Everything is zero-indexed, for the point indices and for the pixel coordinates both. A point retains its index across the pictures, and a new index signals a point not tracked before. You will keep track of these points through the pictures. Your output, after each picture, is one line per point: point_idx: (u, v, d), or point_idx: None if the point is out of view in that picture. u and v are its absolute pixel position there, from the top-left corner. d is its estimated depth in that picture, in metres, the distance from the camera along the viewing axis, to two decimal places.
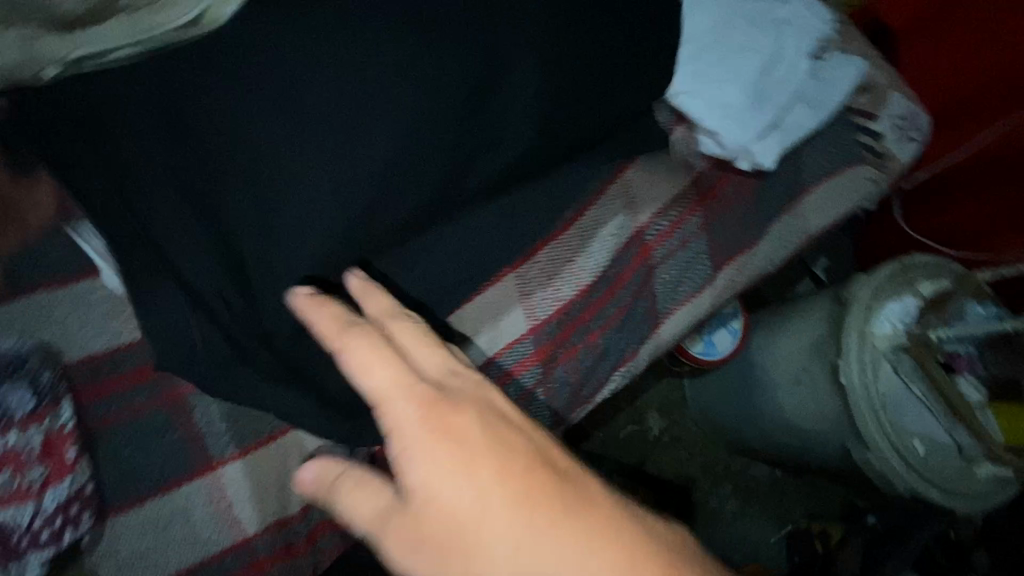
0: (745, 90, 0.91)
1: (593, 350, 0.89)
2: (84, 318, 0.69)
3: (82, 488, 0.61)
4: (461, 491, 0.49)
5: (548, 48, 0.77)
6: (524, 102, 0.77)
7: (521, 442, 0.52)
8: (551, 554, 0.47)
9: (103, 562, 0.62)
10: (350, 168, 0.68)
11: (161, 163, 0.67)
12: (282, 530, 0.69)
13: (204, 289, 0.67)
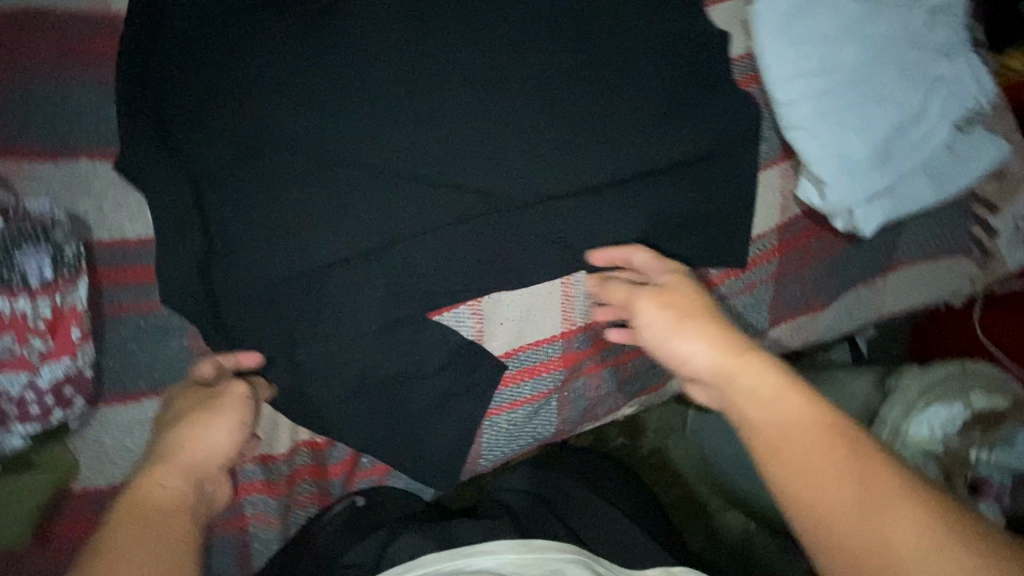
0: (871, 145, 0.81)
1: (620, 370, 0.85)
2: (120, 198, 0.64)
3: (78, 372, 0.60)
4: (695, 345, 0.61)
5: (651, 68, 0.78)
6: (614, 113, 0.76)
7: (771, 374, 0.55)
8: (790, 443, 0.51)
9: (86, 445, 0.62)
10: (442, 135, 0.70)
11: (207, 158, 0.64)
12: (268, 464, 0.71)
13: (253, 253, 0.65)
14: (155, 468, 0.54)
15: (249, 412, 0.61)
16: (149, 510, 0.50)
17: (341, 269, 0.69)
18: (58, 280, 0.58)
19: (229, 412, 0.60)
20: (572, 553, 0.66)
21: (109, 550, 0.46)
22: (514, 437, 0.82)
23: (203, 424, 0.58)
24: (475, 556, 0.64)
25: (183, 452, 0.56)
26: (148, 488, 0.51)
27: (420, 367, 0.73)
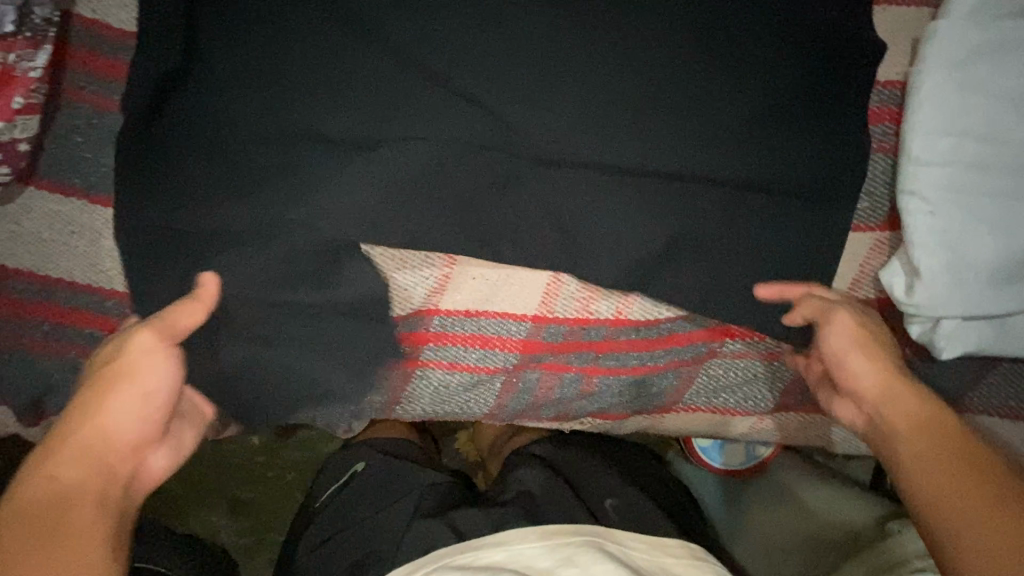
0: (1003, 252, 0.61)
1: (582, 382, 0.74)
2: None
3: (14, 142, 0.55)
4: (870, 365, 0.59)
5: (759, 54, 0.62)
6: (690, 89, 0.61)
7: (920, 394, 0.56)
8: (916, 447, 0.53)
9: (6, 221, 0.58)
10: (476, 41, 0.60)
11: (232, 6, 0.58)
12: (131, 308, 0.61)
13: (234, 104, 0.58)
14: (35, 467, 0.47)
15: (147, 369, 0.52)
16: (41, 508, 0.44)
17: (305, 141, 0.59)
18: (17, 38, 0.53)
19: (137, 378, 0.51)
20: (585, 536, 0.64)
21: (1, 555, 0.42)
22: (443, 401, 0.74)
23: (104, 409, 0.50)
24: (490, 547, 0.63)
25: (71, 437, 0.48)
26: (30, 486, 0.45)
27: (363, 287, 0.64)
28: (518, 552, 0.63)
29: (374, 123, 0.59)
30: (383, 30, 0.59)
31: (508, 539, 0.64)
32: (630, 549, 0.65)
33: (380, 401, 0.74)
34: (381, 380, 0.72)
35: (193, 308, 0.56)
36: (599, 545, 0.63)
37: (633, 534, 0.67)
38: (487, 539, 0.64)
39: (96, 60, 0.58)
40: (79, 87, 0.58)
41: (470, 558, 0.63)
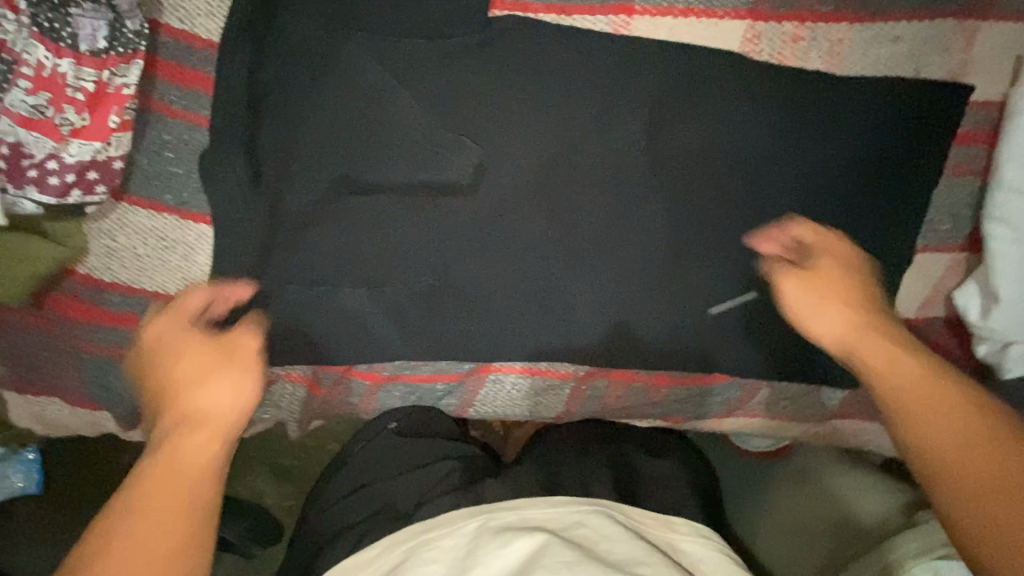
0: None
1: (649, 391, 0.77)
2: None
3: (108, 161, 0.54)
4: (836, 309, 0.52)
5: (818, 191, 0.66)
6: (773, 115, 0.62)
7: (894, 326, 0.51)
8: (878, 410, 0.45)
9: (100, 236, 0.59)
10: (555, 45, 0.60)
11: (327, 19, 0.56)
12: (142, 301, 0.61)
13: (331, 128, 0.59)
14: (188, 412, 0.42)
15: (252, 366, 0.45)
16: (190, 466, 0.39)
17: (401, 159, 0.61)
18: (110, 53, 0.51)
19: (233, 368, 0.44)
20: (596, 507, 0.55)
21: (120, 528, 0.36)
22: (514, 406, 0.76)
23: (192, 383, 0.43)
24: (500, 509, 0.55)
25: (196, 422, 0.41)
26: (186, 434, 0.40)
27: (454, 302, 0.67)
28: (529, 515, 0.54)
29: (465, 147, 0.61)
30: (479, 58, 0.60)
31: (520, 504, 0.56)
32: (637, 518, 0.57)
33: (455, 404, 0.76)
34: (457, 385, 0.74)
35: (249, 339, 0.46)
36: (609, 514, 0.55)
37: (638, 508, 0.59)
38: (499, 503, 0.56)
39: (180, 70, 0.56)
40: (166, 100, 0.56)
41: (482, 522, 0.53)
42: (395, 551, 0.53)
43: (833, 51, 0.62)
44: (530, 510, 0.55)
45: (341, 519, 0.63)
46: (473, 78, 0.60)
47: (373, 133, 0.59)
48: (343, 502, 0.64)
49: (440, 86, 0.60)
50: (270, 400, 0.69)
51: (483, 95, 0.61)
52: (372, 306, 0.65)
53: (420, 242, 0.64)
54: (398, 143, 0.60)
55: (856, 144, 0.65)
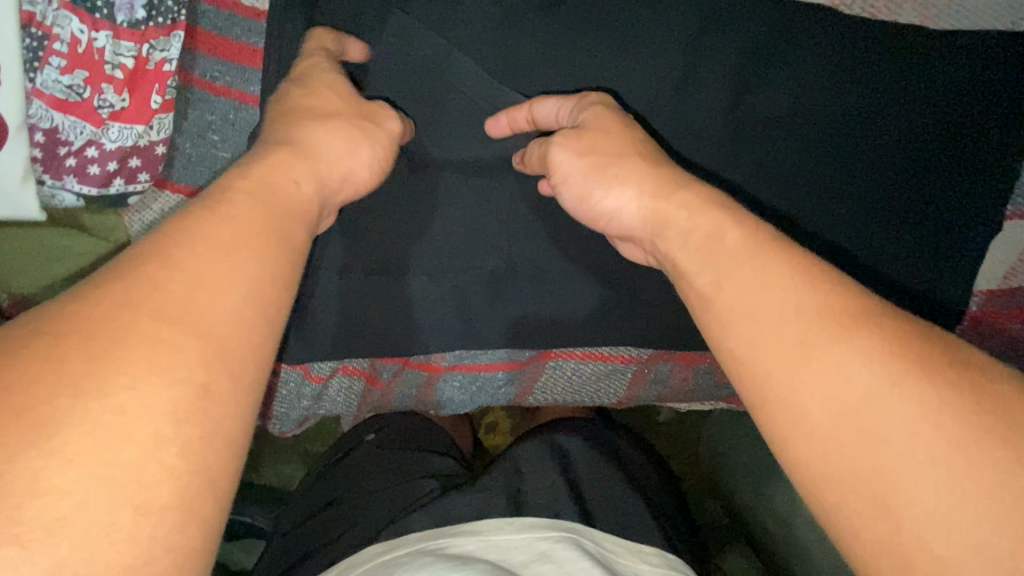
0: None
1: (715, 372, 0.74)
2: None
3: (150, 147, 0.49)
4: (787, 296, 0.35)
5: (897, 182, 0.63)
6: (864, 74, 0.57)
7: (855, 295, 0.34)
8: (809, 361, 0.32)
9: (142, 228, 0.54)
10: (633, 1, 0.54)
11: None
12: None
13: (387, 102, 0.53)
14: (289, 158, 0.37)
15: (381, 141, 0.45)
16: (277, 206, 0.34)
17: (464, 134, 0.56)
18: (149, 25, 0.45)
19: (367, 145, 0.43)
20: (561, 532, 0.51)
21: (203, 243, 0.30)
22: (575, 393, 0.74)
23: (308, 151, 0.39)
24: (463, 535, 0.51)
25: (277, 185, 0.35)
26: (279, 179, 0.36)
27: (516, 288, 0.63)
28: (494, 542, 0.50)
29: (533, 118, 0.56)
30: (548, 15, 0.53)
31: (486, 528, 0.51)
32: (605, 546, 0.52)
33: (514, 393, 0.73)
34: (517, 373, 0.70)
35: (388, 121, 0.46)
36: (576, 542, 0.50)
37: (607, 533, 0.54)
38: (462, 528, 0.52)
39: (223, 42, 0.50)
40: (208, 76, 0.51)
41: (440, 547, 0.49)
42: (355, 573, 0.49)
43: (929, 3, 0.57)
44: (494, 537, 0.50)
45: (307, 542, 0.59)
46: (543, 40, 0.54)
47: (433, 106, 0.54)
48: (312, 522, 0.61)
49: (506, 49, 0.54)
50: (324, 397, 0.66)
51: (553, 58, 0.55)
52: (432, 294, 0.61)
53: (481, 225, 0.59)
54: (458, 116, 0.55)
55: (944, 132, 0.61)
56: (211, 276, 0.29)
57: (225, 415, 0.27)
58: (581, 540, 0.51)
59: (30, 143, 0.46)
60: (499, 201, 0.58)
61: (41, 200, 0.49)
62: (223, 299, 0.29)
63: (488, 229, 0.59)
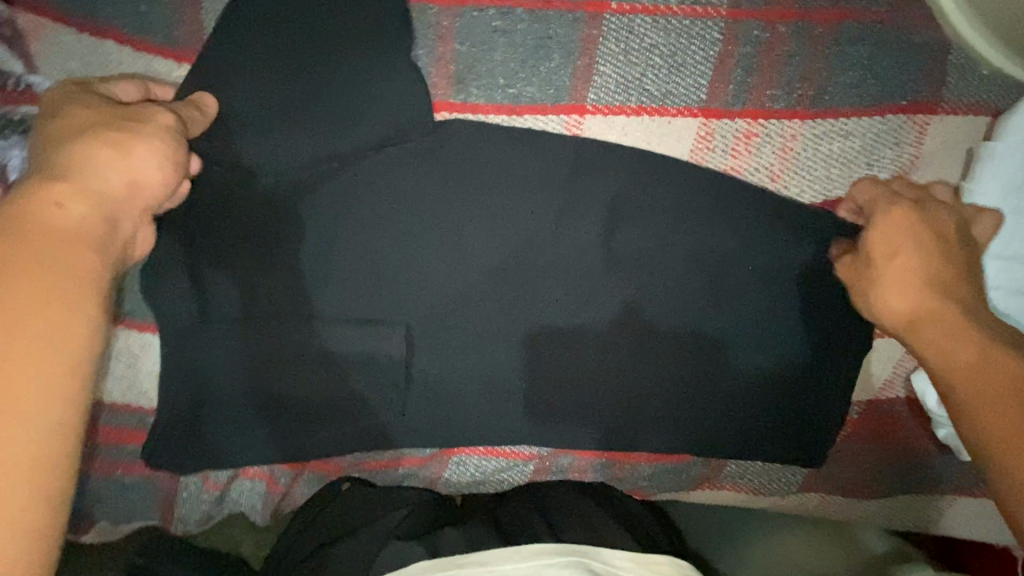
0: None
1: (613, 467, 0.77)
2: None
3: None
4: (903, 292, 0.55)
5: (768, 309, 0.67)
6: (725, 208, 0.62)
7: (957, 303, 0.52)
8: (947, 344, 0.50)
9: None
10: (506, 142, 0.60)
11: (279, 132, 0.56)
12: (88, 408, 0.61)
13: (285, 235, 0.59)
14: (54, 183, 0.41)
15: (153, 134, 0.48)
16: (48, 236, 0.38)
17: (357, 263, 0.60)
18: None
19: (156, 149, 0.47)
20: (572, 556, 0.60)
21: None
22: (479, 489, 0.76)
23: (68, 155, 0.43)
24: (469, 564, 0.58)
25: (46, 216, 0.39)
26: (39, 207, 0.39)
27: (414, 399, 0.66)
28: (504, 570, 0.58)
29: (424, 248, 0.61)
30: (433, 160, 0.59)
31: (491, 557, 0.59)
32: (612, 562, 0.61)
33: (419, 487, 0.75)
34: (419, 469, 0.74)
35: (159, 116, 0.49)
36: (584, 565, 0.59)
37: (615, 550, 0.62)
38: (468, 557, 0.59)
39: None
40: None
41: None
42: None
43: (785, 148, 0.62)
44: (505, 566, 0.58)
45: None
46: (428, 180, 0.60)
47: (327, 237, 0.59)
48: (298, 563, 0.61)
49: (396, 189, 0.59)
50: (228, 499, 0.68)
51: (438, 196, 0.60)
52: (330, 407, 0.64)
53: (375, 345, 0.62)
54: (353, 247, 0.60)
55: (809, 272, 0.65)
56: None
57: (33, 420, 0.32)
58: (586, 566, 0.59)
59: None
60: (392, 320, 0.62)
61: None
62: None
63: (383, 348, 0.63)
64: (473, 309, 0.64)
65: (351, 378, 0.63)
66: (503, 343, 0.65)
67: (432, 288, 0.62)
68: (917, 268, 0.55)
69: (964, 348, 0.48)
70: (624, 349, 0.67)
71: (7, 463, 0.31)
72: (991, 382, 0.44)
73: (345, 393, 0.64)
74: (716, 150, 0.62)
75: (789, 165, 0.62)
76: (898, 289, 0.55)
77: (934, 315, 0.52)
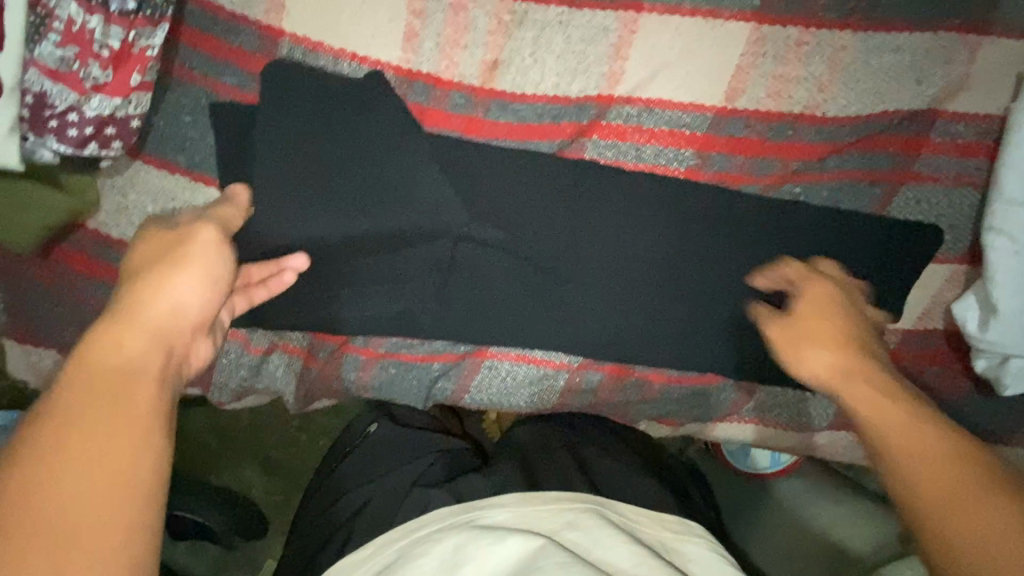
0: None
1: (645, 387, 0.76)
2: None
3: (125, 118, 0.56)
4: (821, 352, 0.57)
5: (810, 235, 0.67)
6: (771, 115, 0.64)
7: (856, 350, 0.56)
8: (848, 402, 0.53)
9: (114, 191, 0.60)
10: (564, 32, 0.62)
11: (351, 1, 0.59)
12: None
13: (346, 104, 0.61)
14: (116, 325, 0.42)
15: (214, 264, 0.48)
16: (111, 375, 0.40)
17: (414, 139, 0.62)
18: (138, 15, 0.53)
19: (196, 267, 0.47)
20: (587, 504, 0.57)
21: (58, 421, 0.37)
22: (509, 397, 0.76)
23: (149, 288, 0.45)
24: (490, 506, 0.56)
25: (150, 308, 0.44)
26: (100, 349, 0.41)
27: (455, 286, 0.67)
28: (525, 513, 0.55)
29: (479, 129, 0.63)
30: (493, 44, 0.62)
31: (509, 501, 0.57)
32: (630, 517, 0.58)
33: (450, 388, 0.75)
34: (453, 367, 0.74)
35: (204, 230, 0.49)
36: (602, 513, 0.56)
37: (631, 506, 0.59)
38: (483, 501, 0.57)
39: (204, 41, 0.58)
40: (187, 66, 0.59)
41: (471, 518, 0.55)
42: (394, 544, 0.54)
43: (833, 60, 0.63)
44: (522, 508, 0.56)
45: (333, 523, 0.63)
46: (488, 64, 0.62)
47: (388, 111, 0.62)
48: (333, 509, 0.65)
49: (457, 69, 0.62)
50: (265, 371, 0.69)
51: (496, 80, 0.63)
52: (375, 283, 0.66)
53: (424, 222, 0.64)
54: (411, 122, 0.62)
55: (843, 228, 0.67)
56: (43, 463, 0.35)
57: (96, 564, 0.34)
58: (608, 519, 0.55)
59: (19, 104, 0.53)
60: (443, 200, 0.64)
61: (24, 154, 0.55)
62: (82, 476, 0.36)
63: (432, 226, 0.65)
64: (521, 197, 0.65)
65: (398, 255, 0.65)
66: (547, 235, 0.66)
67: (483, 171, 0.64)
68: (821, 323, 0.59)
69: (870, 400, 0.52)
70: (665, 253, 0.68)
71: (109, 472, 0.36)
72: (896, 436, 0.48)
73: (392, 270, 0.65)
74: (766, 58, 0.63)
75: (837, 78, 0.64)
76: (814, 344, 0.58)
77: (831, 354, 0.56)
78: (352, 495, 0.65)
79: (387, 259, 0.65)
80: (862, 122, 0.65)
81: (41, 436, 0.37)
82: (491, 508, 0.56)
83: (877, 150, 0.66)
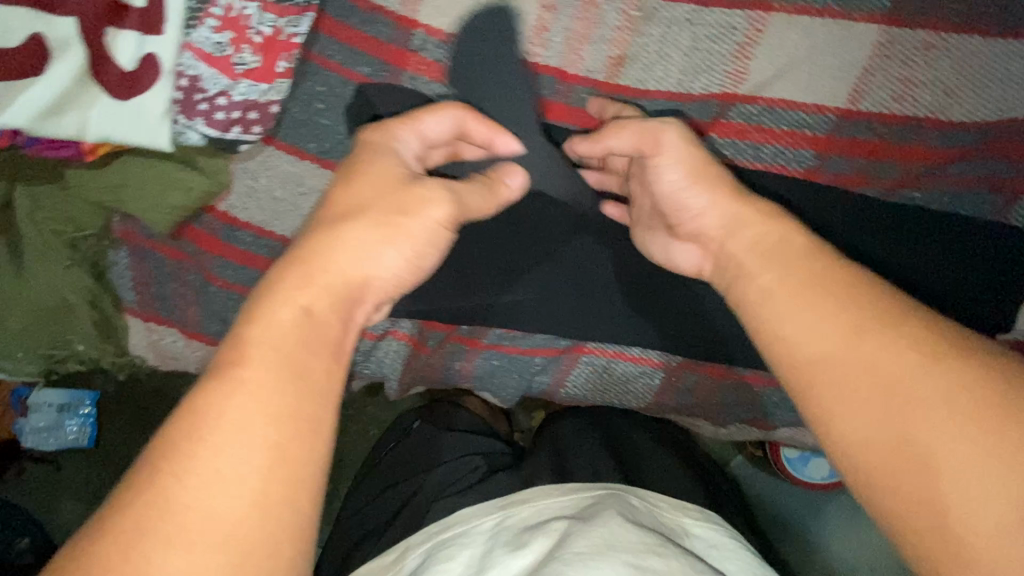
0: None
1: (740, 390, 0.76)
2: None
3: (267, 103, 0.56)
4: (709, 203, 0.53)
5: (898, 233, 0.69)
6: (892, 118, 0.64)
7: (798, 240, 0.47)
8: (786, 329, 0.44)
9: (245, 174, 0.62)
10: (692, 29, 0.61)
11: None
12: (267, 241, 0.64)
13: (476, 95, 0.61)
14: (305, 282, 0.41)
15: (421, 235, 0.45)
16: (296, 352, 0.39)
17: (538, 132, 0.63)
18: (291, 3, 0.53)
19: (403, 244, 0.45)
20: (608, 490, 0.56)
21: (249, 388, 0.37)
22: (604, 393, 0.77)
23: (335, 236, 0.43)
24: (516, 504, 0.55)
25: (334, 269, 0.43)
26: (288, 312, 0.40)
27: (566, 279, 0.68)
28: (544, 505, 0.54)
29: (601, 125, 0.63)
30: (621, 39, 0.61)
31: (534, 495, 0.56)
32: (654, 502, 0.57)
33: (548, 381, 0.76)
34: (554, 362, 0.74)
35: (434, 212, 0.46)
36: (622, 498, 0.55)
37: (653, 492, 0.59)
38: (512, 498, 0.56)
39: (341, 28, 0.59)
40: (325, 54, 0.60)
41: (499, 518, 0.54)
42: (420, 548, 0.55)
43: (961, 64, 0.62)
44: (544, 501, 0.55)
45: (377, 517, 0.66)
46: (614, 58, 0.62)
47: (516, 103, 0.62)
48: (379, 502, 0.68)
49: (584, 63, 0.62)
50: (374, 355, 0.72)
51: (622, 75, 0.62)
52: (489, 273, 0.66)
53: (542, 215, 0.65)
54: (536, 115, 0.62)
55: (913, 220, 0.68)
56: (229, 417, 0.36)
57: (258, 532, 0.35)
58: (637, 505, 0.55)
59: (174, 86, 0.54)
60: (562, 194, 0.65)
61: (172, 136, 0.56)
62: (268, 444, 0.36)
63: (549, 219, 0.65)
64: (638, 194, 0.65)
65: (514, 247, 0.66)
66: None
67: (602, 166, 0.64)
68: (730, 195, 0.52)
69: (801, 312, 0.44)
70: None
71: (284, 455, 0.36)
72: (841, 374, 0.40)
73: (506, 262, 0.66)
74: (892, 61, 0.62)
75: (964, 82, 0.62)
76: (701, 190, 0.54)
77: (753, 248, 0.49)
78: (394, 491, 0.68)
79: (503, 251, 0.66)
80: (985, 128, 0.64)
81: (232, 401, 0.36)
82: (509, 502, 0.55)
83: (999, 156, 0.65)
